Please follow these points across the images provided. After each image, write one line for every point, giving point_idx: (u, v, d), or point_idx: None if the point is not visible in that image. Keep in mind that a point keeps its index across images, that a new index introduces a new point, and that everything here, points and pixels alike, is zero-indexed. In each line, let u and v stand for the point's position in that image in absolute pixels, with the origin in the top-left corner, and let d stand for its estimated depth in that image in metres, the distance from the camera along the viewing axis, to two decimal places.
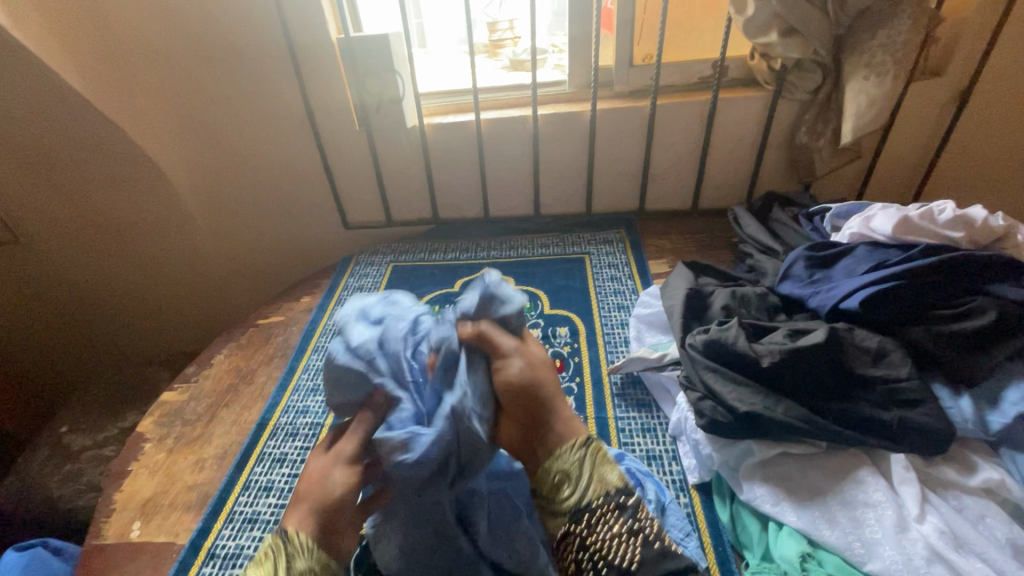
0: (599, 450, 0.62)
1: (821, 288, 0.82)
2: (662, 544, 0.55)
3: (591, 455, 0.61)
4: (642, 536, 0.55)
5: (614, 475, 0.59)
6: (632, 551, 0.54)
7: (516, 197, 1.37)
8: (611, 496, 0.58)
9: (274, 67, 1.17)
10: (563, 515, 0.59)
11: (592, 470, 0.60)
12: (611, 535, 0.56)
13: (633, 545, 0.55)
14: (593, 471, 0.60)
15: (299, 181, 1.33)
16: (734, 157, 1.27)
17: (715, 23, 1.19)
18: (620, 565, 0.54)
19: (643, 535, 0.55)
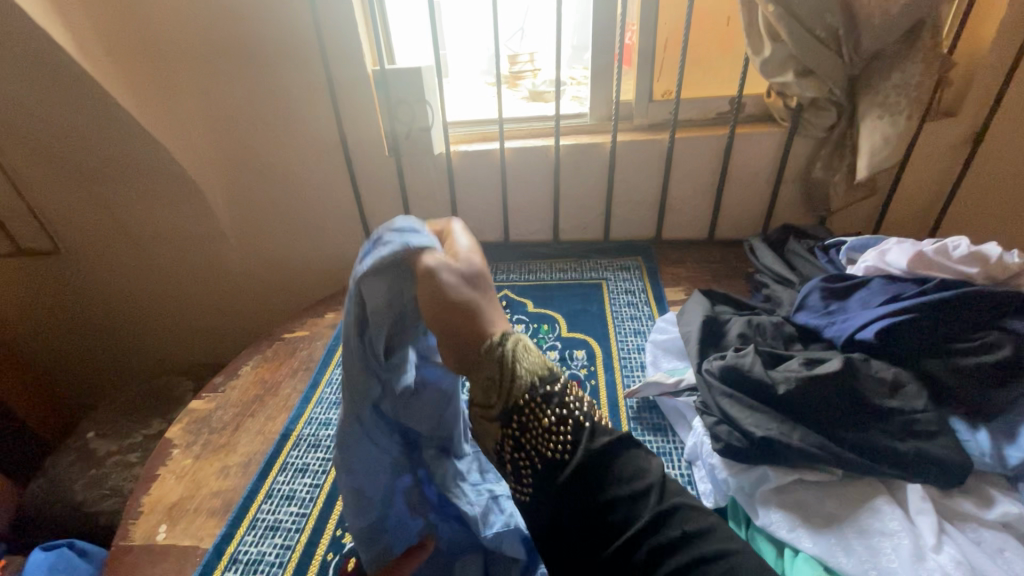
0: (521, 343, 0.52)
1: (837, 318, 0.83)
2: (592, 422, 0.50)
3: (506, 354, 0.51)
4: (572, 419, 0.50)
5: (535, 362, 0.52)
6: (566, 435, 0.49)
7: (536, 222, 1.41)
8: (537, 389, 0.51)
9: (312, 96, 1.24)
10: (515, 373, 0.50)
11: (513, 361, 0.50)
12: (543, 429, 0.49)
13: (563, 431, 0.49)
14: (517, 370, 0.50)
15: (329, 203, 1.39)
16: (750, 190, 1.31)
17: (732, 62, 1.24)
18: (553, 459, 0.48)
19: (577, 421, 0.50)
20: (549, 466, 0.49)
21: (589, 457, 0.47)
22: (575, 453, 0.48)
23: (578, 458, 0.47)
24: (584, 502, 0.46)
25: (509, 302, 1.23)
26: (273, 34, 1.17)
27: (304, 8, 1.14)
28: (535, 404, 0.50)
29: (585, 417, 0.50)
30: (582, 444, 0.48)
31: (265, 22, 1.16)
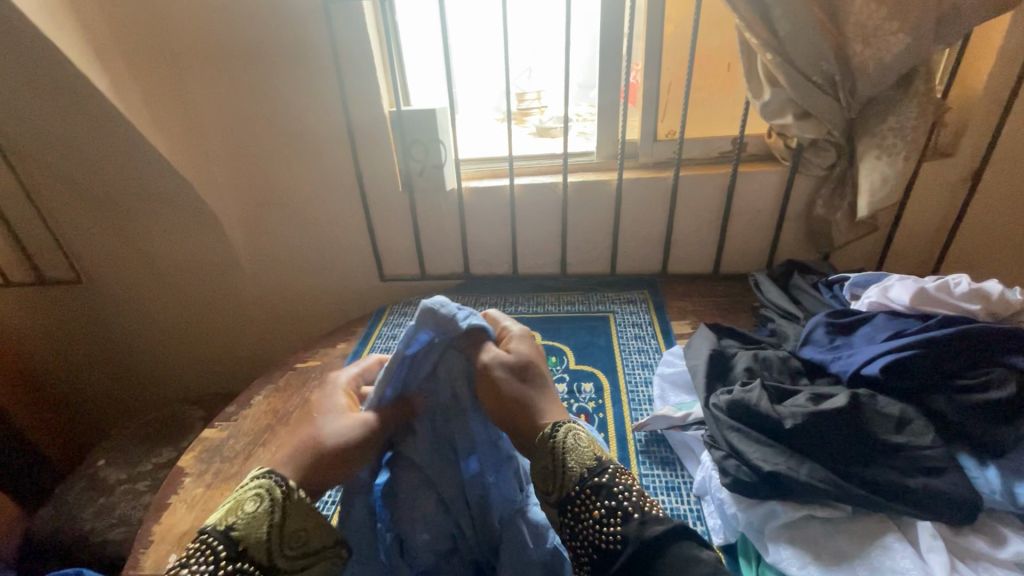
0: (571, 429, 0.60)
1: (842, 354, 0.85)
2: (643, 515, 0.52)
3: (561, 439, 0.59)
4: (623, 513, 0.53)
5: (592, 449, 0.58)
6: (615, 528, 0.52)
7: (544, 256, 1.44)
8: (587, 477, 0.56)
9: (331, 133, 1.30)
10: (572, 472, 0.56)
11: (566, 452, 0.58)
12: (595, 519, 0.54)
13: (613, 524, 0.53)
14: (567, 463, 0.57)
15: (344, 236, 1.43)
16: (754, 226, 1.34)
17: (733, 105, 1.29)
18: (607, 549, 0.52)
19: (625, 511, 0.53)
20: (603, 554, 0.52)
21: (636, 553, 0.50)
22: (621, 546, 0.51)
23: (623, 555, 0.51)
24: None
25: None
26: (296, 77, 1.24)
27: (327, 53, 1.22)
28: (586, 502, 0.55)
29: (635, 509, 0.53)
30: (630, 537, 0.51)
31: (289, 66, 1.23)
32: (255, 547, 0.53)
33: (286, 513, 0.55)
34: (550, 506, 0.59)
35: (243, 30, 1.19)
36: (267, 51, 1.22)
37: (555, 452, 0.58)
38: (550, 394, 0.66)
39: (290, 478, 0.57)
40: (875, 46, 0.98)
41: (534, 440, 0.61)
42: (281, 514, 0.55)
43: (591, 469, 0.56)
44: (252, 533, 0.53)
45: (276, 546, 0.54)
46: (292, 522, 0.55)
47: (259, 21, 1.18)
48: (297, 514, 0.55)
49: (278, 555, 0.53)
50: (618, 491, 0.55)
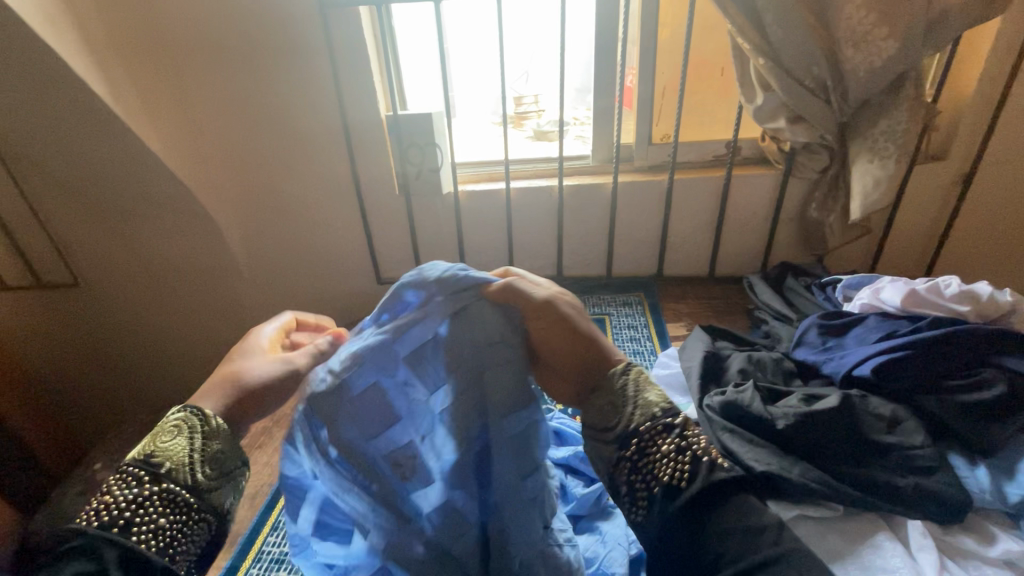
0: (642, 374, 0.62)
1: (834, 355, 0.85)
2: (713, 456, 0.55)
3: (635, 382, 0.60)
4: (694, 453, 0.55)
5: (662, 394, 0.60)
6: (686, 466, 0.54)
7: (540, 258, 1.45)
8: (661, 417, 0.58)
9: (328, 137, 1.31)
10: (641, 411, 0.58)
11: (636, 394, 0.59)
12: (662, 457, 0.55)
13: (682, 462, 0.55)
14: (642, 401, 0.59)
15: (341, 239, 1.44)
16: (748, 229, 1.35)
17: (727, 109, 1.31)
18: (670, 485, 0.54)
19: (699, 453, 0.55)
20: (664, 489, 0.54)
21: (705, 489, 0.53)
22: (692, 481, 0.53)
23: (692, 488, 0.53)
24: (703, 512, 0.52)
25: None
26: (293, 82, 1.25)
27: (324, 58, 1.23)
28: (653, 440, 0.56)
29: (704, 452, 0.55)
30: (697, 476, 0.54)
31: (286, 71, 1.24)
32: (172, 466, 0.54)
33: (197, 430, 0.57)
34: (603, 441, 0.59)
35: (241, 34, 1.20)
36: (265, 55, 1.22)
37: (630, 392, 0.59)
38: (585, 318, 0.66)
39: (207, 408, 0.59)
40: (865, 51, 0.99)
41: (599, 382, 0.62)
42: (204, 436, 0.57)
43: (666, 411, 0.58)
44: (180, 461, 0.54)
45: (191, 461, 0.55)
46: (217, 445, 0.57)
47: (258, 27, 1.20)
48: (203, 430, 0.57)
49: (200, 477, 0.55)
50: (691, 434, 0.57)
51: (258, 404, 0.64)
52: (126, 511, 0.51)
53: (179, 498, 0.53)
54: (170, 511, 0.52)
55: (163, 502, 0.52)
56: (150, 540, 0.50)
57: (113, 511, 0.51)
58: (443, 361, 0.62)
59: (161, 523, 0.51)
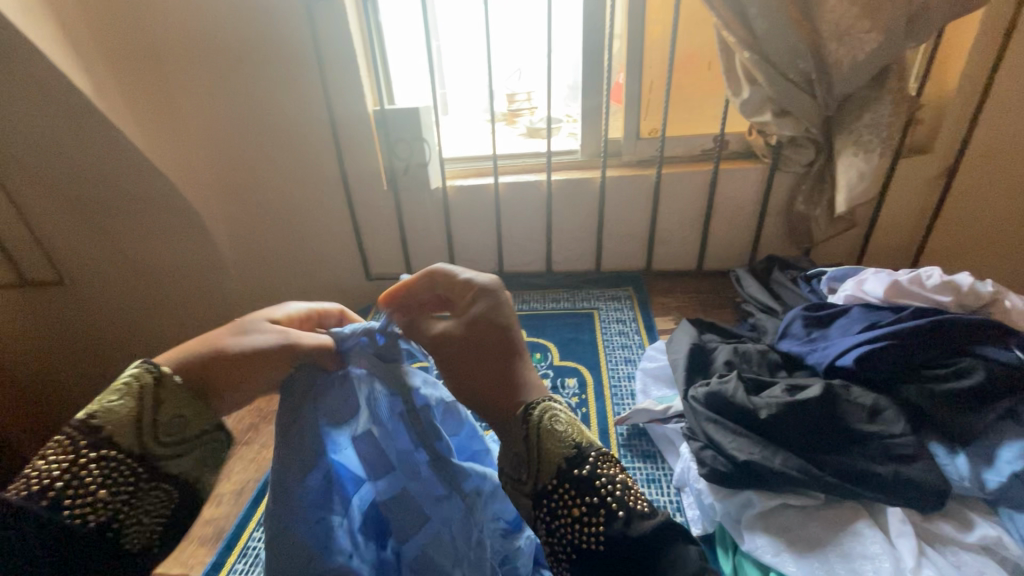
0: (549, 411, 0.50)
1: (818, 346, 0.86)
2: (627, 511, 0.44)
3: (537, 424, 0.49)
4: (606, 510, 0.44)
5: (570, 434, 0.49)
6: (599, 528, 0.44)
7: (530, 254, 1.45)
8: (566, 470, 0.47)
9: (315, 133, 1.30)
10: (555, 458, 0.47)
11: (539, 437, 0.48)
12: (574, 518, 0.45)
13: (595, 524, 0.44)
14: (543, 449, 0.48)
15: (330, 235, 1.43)
16: (736, 223, 1.35)
17: (714, 104, 1.31)
18: (586, 552, 0.44)
19: (610, 507, 0.45)
20: (581, 554, 0.44)
21: (627, 550, 0.43)
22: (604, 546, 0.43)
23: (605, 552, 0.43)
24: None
25: None
26: (279, 76, 1.24)
27: (310, 54, 1.22)
28: (564, 493, 0.46)
29: (617, 503, 0.45)
30: (611, 538, 0.44)
31: (272, 65, 1.23)
32: (123, 432, 0.43)
33: (158, 391, 0.45)
34: (522, 497, 0.50)
35: (226, 29, 1.19)
36: (251, 50, 1.22)
37: (530, 440, 0.49)
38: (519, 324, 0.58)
39: (166, 363, 0.47)
40: (849, 44, 1.00)
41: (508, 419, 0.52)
42: (153, 397, 0.45)
43: (569, 459, 0.47)
44: (124, 421, 0.43)
45: (145, 428, 0.44)
46: (170, 408, 0.45)
47: (244, 22, 1.19)
48: (168, 392, 0.46)
49: (152, 445, 0.44)
50: (602, 484, 0.46)
51: (235, 379, 0.50)
52: (58, 482, 0.39)
53: (125, 468, 0.42)
54: (115, 484, 0.41)
55: (106, 472, 0.41)
56: (93, 514, 0.39)
57: (47, 479, 0.39)
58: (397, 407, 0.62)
59: (101, 495, 0.40)
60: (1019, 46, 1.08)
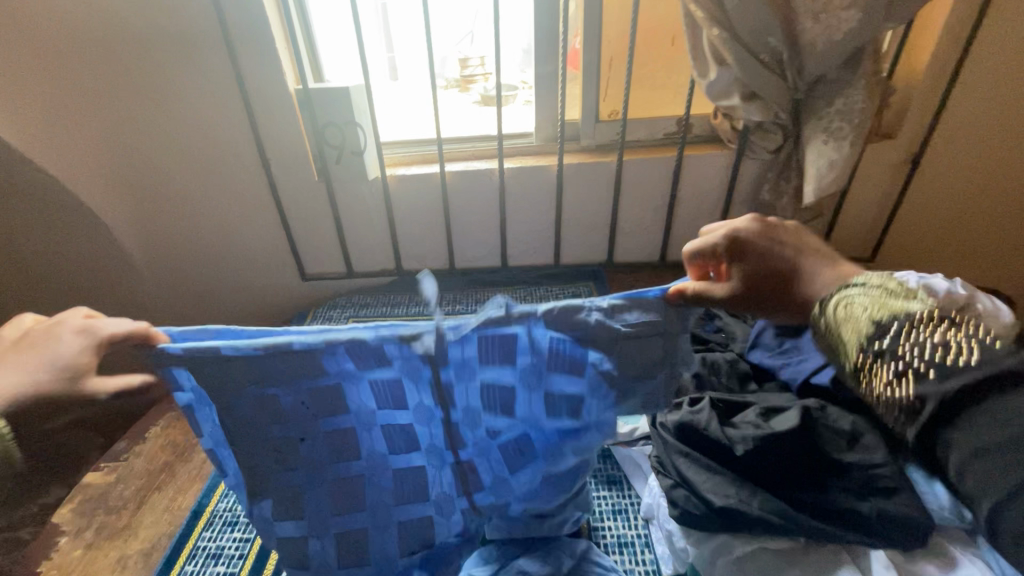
0: (843, 301, 0.57)
1: (791, 359, 0.81)
2: (941, 370, 0.51)
3: (842, 304, 0.57)
4: (914, 371, 0.52)
5: (869, 315, 0.55)
6: (910, 389, 0.52)
7: (482, 247, 1.33)
8: (869, 346, 0.54)
9: (226, 114, 1.11)
10: (864, 332, 0.55)
11: (853, 315, 0.56)
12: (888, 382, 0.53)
13: (904, 384, 0.52)
14: (841, 334, 0.57)
15: (255, 235, 1.27)
16: (700, 213, 1.28)
17: (677, 84, 1.21)
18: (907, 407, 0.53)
19: (918, 370, 0.52)
20: (908, 415, 0.53)
21: (942, 407, 0.50)
22: (924, 404, 0.51)
23: (927, 412, 0.51)
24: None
25: None
26: (174, 42, 1.04)
27: (212, 20, 1.02)
28: (871, 365, 0.54)
29: (929, 366, 0.51)
30: (932, 394, 0.51)
31: (164, 27, 1.03)
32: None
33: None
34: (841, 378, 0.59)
35: None
36: (140, 17, 1.01)
37: (827, 328, 0.58)
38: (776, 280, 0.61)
39: None
40: (824, 23, 0.91)
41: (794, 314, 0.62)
42: None
43: (872, 336, 0.54)
44: None
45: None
46: None
47: None
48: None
49: None
50: (908, 352, 0.52)
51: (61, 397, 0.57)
52: None
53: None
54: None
55: None
56: None
57: None
58: (326, 401, 0.64)
59: None
60: (992, 26, 1.02)
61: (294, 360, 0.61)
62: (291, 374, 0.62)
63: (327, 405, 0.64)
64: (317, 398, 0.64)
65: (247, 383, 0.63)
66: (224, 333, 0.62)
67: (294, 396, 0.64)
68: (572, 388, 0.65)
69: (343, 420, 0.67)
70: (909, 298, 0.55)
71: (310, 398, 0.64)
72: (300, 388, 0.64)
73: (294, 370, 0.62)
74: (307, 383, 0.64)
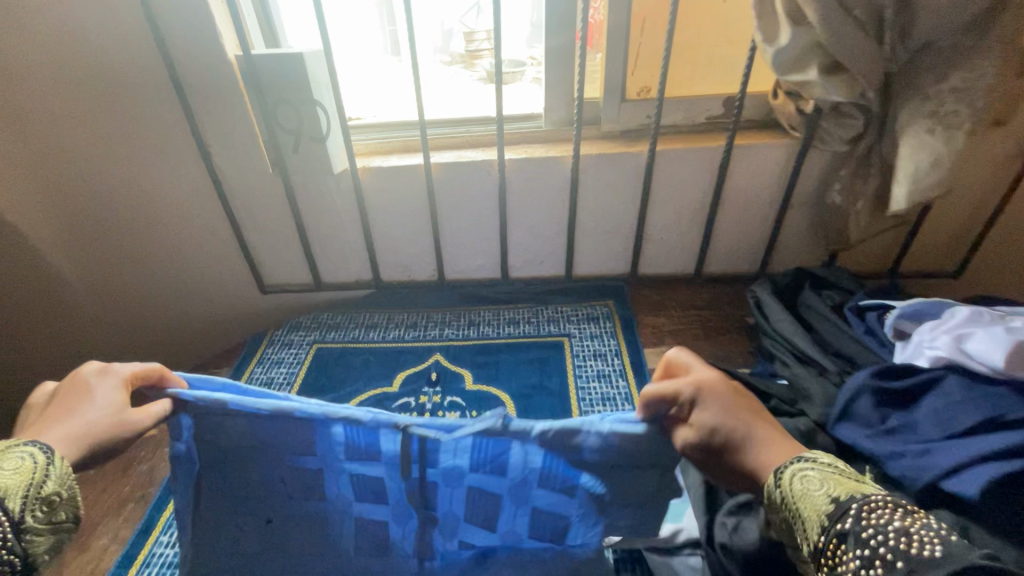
0: (801, 475, 0.46)
1: (904, 445, 0.57)
2: (909, 562, 0.38)
3: (799, 478, 0.45)
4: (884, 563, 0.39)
5: (826, 490, 0.44)
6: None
7: (477, 255, 1.09)
8: (830, 528, 0.42)
9: (148, 86, 0.87)
10: (820, 508, 0.44)
11: (804, 489, 0.45)
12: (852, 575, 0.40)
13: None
14: (796, 515, 0.45)
15: (199, 240, 1.03)
16: (747, 218, 1.03)
17: (727, 54, 0.94)
18: None
19: (888, 560, 0.39)
20: None
21: None
22: None
23: None
24: None
25: (440, 374, 0.95)
26: None
27: None
28: (837, 554, 0.42)
29: (895, 554, 0.38)
30: None
31: None
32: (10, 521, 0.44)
33: (40, 482, 0.46)
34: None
35: None
36: None
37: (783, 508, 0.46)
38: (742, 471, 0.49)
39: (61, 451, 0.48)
40: None
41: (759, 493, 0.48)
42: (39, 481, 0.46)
43: (830, 516, 0.43)
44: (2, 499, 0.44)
45: (29, 509, 0.45)
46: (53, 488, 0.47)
47: None
48: (53, 478, 0.47)
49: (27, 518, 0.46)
50: (871, 537, 0.40)
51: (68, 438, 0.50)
52: None
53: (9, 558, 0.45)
54: None
55: None
56: None
57: None
58: (322, 473, 0.61)
59: None
60: None
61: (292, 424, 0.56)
62: (287, 431, 0.58)
63: (321, 467, 0.60)
64: (307, 464, 0.60)
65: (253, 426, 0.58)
66: (231, 386, 0.58)
67: (293, 452, 0.59)
68: (565, 509, 0.59)
69: (330, 490, 0.62)
70: (868, 484, 0.45)
71: (315, 462, 0.60)
72: (301, 446, 0.59)
73: (296, 433, 0.58)
74: (306, 445, 0.58)
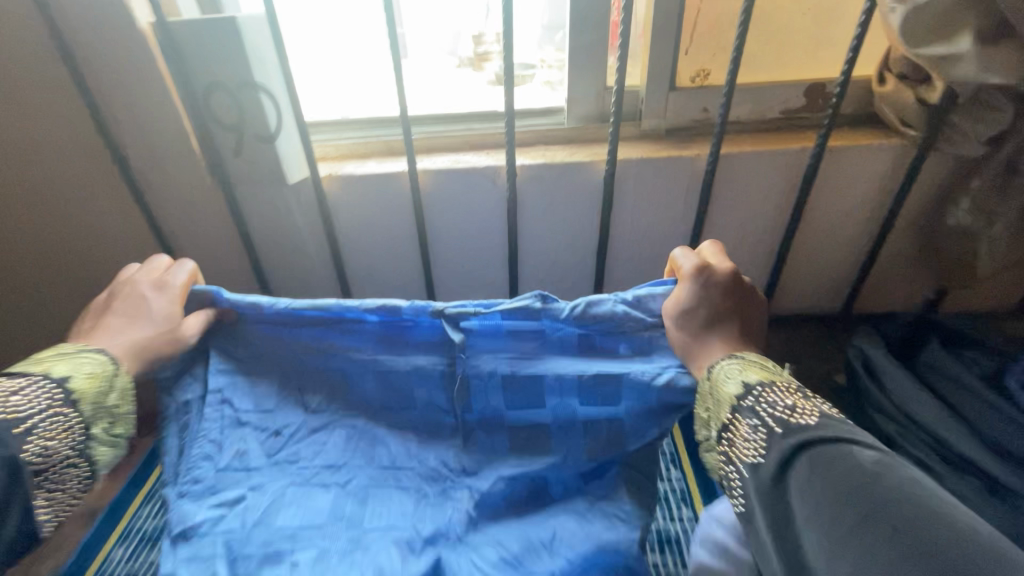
0: (728, 367, 0.47)
1: None
2: (789, 427, 0.39)
3: (716, 381, 0.47)
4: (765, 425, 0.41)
5: (742, 379, 0.45)
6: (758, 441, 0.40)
7: (478, 289, 0.85)
8: (734, 402, 0.44)
9: (33, 61, 0.64)
10: (730, 389, 0.45)
11: (720, 376, 0.47)
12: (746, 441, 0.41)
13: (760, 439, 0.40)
14: (717, 395, 0.46)
15: (120, 267, 0.79)
16: (831, 243, 0.79)
17: (814, 25, 0.71)
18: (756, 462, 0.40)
19: (772, 426, 0.40)
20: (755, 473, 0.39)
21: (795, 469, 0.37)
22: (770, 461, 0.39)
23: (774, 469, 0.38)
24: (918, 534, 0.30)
25: None
26: None
27: None
28: (735, 427, 0.43)
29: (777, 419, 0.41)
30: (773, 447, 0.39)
31: None
32: (83, 426, 0.43)
33: (116, 407, 0.46)
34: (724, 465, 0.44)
35: None
36: None
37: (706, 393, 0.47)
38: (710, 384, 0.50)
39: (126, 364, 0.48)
40: None
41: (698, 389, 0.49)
42: (110, 391, 0.46)
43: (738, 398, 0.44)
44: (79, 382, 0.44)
45: (96, 420, 0.45)
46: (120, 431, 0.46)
47: None
48: (120, 389, 0.46)
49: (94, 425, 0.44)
50: (765, 413, 0.41)
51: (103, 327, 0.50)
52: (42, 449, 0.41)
53: (81, 469, 0.44)
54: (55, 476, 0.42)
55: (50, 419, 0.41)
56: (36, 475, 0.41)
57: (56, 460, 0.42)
58: (360, 347, 0.57)
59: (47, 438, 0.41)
60: None
61: (334, 328, 0.55)
62: (313, 338, 0.56)
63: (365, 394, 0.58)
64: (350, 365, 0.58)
65: (280, 338, 0.57)
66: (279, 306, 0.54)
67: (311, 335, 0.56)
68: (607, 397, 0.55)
69: (351, 382, 0.58)
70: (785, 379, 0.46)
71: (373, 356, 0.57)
72: (327, 344, 0.57)
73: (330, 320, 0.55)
74: (395, 350, 0.57)
